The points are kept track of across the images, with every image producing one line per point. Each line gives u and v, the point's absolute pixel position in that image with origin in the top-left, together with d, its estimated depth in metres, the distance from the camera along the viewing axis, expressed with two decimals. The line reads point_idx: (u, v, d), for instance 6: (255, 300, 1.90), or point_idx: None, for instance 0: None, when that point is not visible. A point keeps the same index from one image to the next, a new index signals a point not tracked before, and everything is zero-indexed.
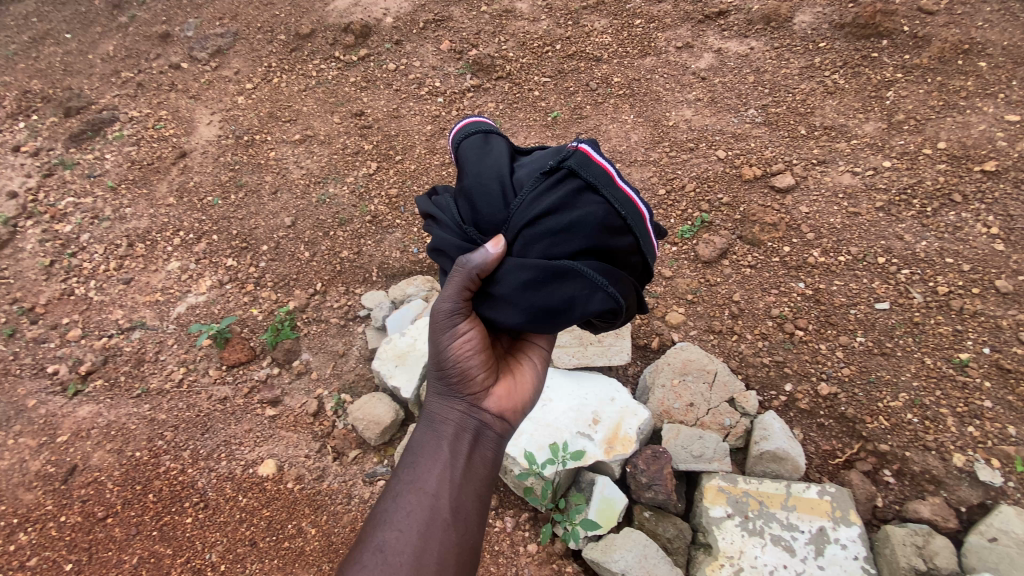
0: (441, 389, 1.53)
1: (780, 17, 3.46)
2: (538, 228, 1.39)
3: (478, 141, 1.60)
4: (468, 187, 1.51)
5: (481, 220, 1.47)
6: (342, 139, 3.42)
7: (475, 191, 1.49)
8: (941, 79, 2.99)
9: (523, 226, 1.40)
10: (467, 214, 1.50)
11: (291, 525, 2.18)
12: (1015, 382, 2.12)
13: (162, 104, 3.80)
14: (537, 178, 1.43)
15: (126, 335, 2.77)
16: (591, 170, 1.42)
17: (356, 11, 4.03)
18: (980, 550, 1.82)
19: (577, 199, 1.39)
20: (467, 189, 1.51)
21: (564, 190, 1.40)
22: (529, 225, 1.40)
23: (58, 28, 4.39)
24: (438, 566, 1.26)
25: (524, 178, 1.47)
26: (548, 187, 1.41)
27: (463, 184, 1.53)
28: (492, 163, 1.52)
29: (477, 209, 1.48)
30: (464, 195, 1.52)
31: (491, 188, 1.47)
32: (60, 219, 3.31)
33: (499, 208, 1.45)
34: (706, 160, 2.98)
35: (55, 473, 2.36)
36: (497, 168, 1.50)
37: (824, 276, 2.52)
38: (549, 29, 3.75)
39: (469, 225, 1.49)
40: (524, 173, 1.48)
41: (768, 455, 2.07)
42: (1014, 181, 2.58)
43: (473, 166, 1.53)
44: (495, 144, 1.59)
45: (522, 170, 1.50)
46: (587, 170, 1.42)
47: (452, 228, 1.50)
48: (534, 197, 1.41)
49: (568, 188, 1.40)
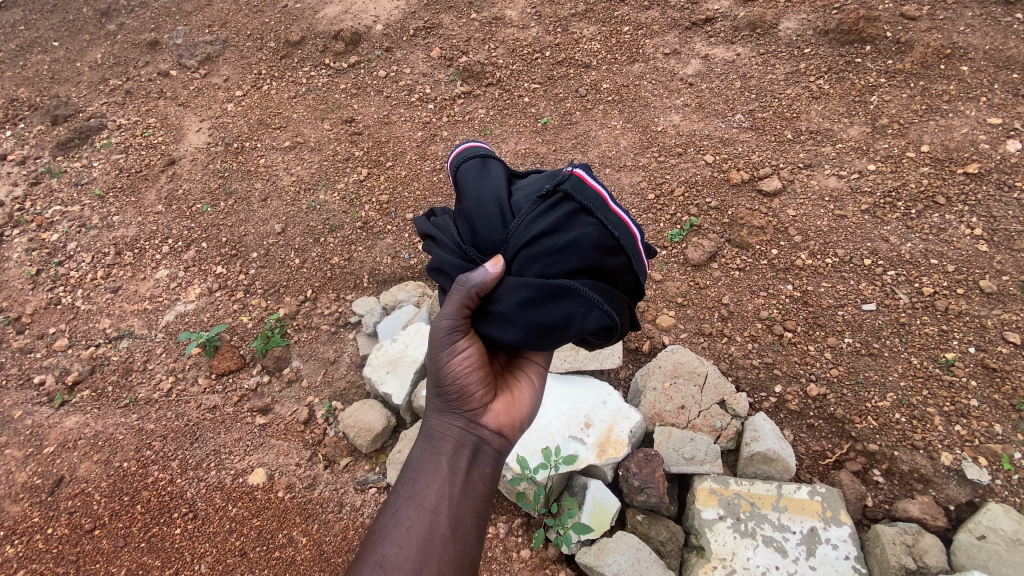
0: (439, 405, 1.52)
1: (766, 24, 3.51)
2: (535, 248, 1.39)
3: (476, 165, 1.60)
4: (467, 209, 1.52)
5: (480, 240, 1.48)
6: (332, 145, 3.42)
7: (474, 213, 1.50)
8: (924, 83, 3.03)
9: (521, 246, 1.41)
10: (465, 234, 1.51)
11: (282, 534, 2.16)
12: (1001, 380, 2.15)
13: (151, 112, 3.79)
14: (535, 201, 1.45)
15: (114, 344, 2.75)
16: (586, 194, 1.44)
17: (346, 19, 4.06)
18: (969, 548, 1.83)
19: (572, 221, 1.40)
20: (466, 211, 1.52)
21: (559, 213, 1.41)
22: (526, 245, 1.40)
23: (45, 37, 4.36)
24: None
25: (522, 201, 1.48)
26: (545, 210, 1.43)
27: (463, 206, 1.54)
28: (491, 186, 1.53)
29: (476, 229, 1.49)
30: (464, 216, 1.53)
31: (490, 210, 1.48)
32: (47, 227, 3.29)
33: (498, 228, 1.46)
34: (694, 165, 3.01)
35: (41, 485, 2.33)
36: (496, 191, 1.52)
37: (811, 278, 2.55)
38: (538, 35, 3.78)
39: (469, 245, 1.50)
40: (522, 196, 1.50)
41: (759, 456, 2.08)
42: (996, 183, 2.63)
43: (472, 189, 1.54)
44: (493, 168, 1.61)
45: (520, 194, 1.52)
46: (581, 194, 1.44)
47: (452, 249, 1.51)
48: (531, 219, 1.43)
49: (564, 211, 1.41)
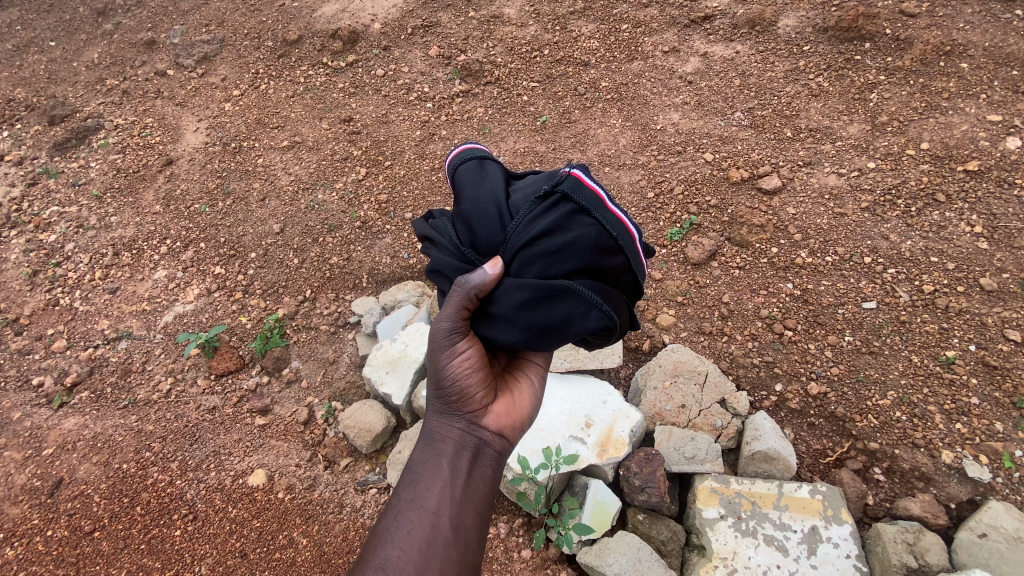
0: (440, 407, 1.52)
1: (765, 21, 3.50)
2: (534, 249, 1.39)
3: (474, 166, 1.60)
4: (466, 211, 1.52)
5: (479, 242, 1.47)
6: (331, 145, 3.41)
7: (472, 214, 1.49)
8: (923, 81, 3.03)
9: (519, 247, 1.40)
10: (464, 236, 1.51)
11: (282, 535, 2.15)
12: (1001, 378, 2.15)
13: (148, 112, 3.77)
14: (533, 202, 1.44)
15: (113, 345, 2.74)
16: (583, 194, 1.44)
17: (345, 17, 4.05)
18: (970, 547, 1.84)
19: (570, 222, 1.40)
20: (465, 213, 1.52)
21: (557, 213, 1.40)
22: (525, 247, 1.40)
23: (41, 37, 4.34)
24: None
25: (520, 202, 1.47)
26: (543, 211, 1.42)
27: (461, 208, 1.53)
28: (490, 188, 1.52)
29: (475, 231, 1.48)
30: (463, 218, 1.52)
31: (489, 211, 1.47)
32: (44, 228, 3.27)
33: (496, 230, 1.45)
34: (694, 163, 3.01)
35: (41, 487, 2.32)
36: (494, 192, 1.51)
37: (811, 277, 2.55)
38: (537, 34, 3.76)
39: (467, 246, 1.49)
40: (520, 197, 1.49)
41: (759, 455, 2.07)
42: (995, 180, 2.62)
43: (470, 191, 1.53)
44: (491, 169, 1.60)
45: (518, 195, 1.51)
46: (579, 195, 1.43)
47: (451, 250, 1.50)
48: (529, 220, 1.42)
49: (562, 211, 1.40)
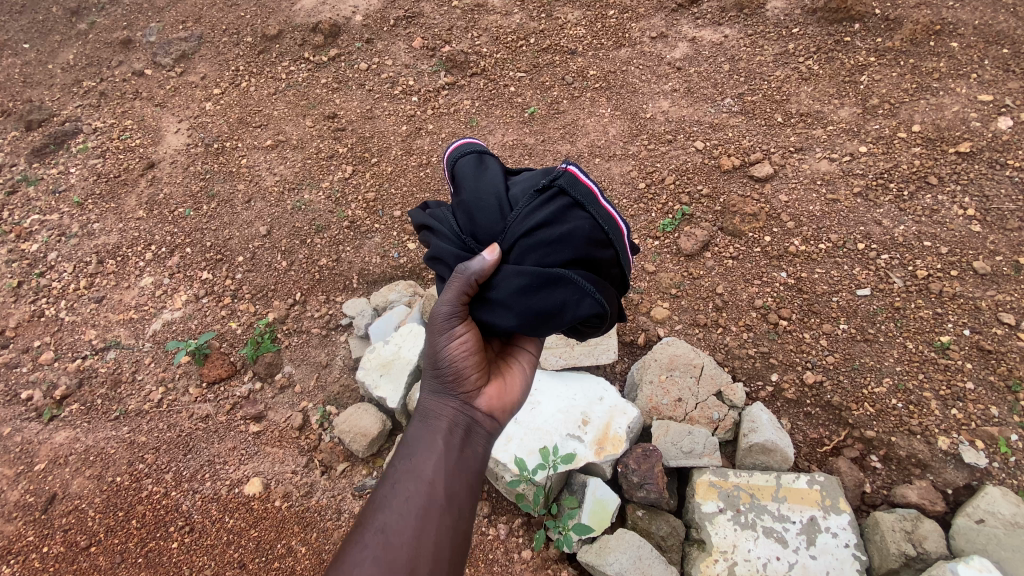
0: (434, 385, 1.49)
1: (753, 3, 3.44)
2: (533, 238, 1.36)
3: (473, 161, 1.56)
4: (466, 201, 1.48)
5: (479, 232, 1.44)
6: (315, 143, 3.35)
7: (473, 206, 1.46)
8: (914, 61, 3.00)
9: (517, 236, 1.37)
10: (464, 226, 1.47)
11: (280, 544, 2.14)
12: (996, 362, 2.15)
13: (127, 113, 3.69)
14: (531, 195, 1.42)
15: (101, 355, 2.69)
16: (579, 189, 1.42)
17: (325, 9, 3.95)
18: (967, 532, 1.84)
19: (567, 214, 1.38)
20: (465, 204, 1.48)
21: (554, 206, 1.38)
22: (523, 236, 1.37)
23: (14, 38, 4.23)
24: (434, 551, 1.24)
25: (519, 195, 1.45)
26: (541, 203, 1.40)
27: (461, 198, 1.50)
28: (490, 181, 1.49)
29: (475, 221, 1.45)
30: (462, 208, 1.49)
31: (490, 203, 1.44)
32: (26, 238, 3.20)
33: (496, 220, 1.42)
34: (685, 152, 2.97)
35: (34, 503, 2.29)
36: (494, 185, 1.48)
37: (805, 265, 2.53)
38: (522, 22, 3.69)
39: (467, 236, 1.46)
40: (519, 190, 1.46)
41: (757, 447, 2.07)
42: (987, 161, 2.61)
43: (470, 183, 1.50)
44: (489, 164, 1.57)
45: (517, 188, 1.48)
46: (576, 189, 1.41)
47: (450, 239, 1.47)
48: (527, 212, 1.39)
49: (560, 204, 1.38)
